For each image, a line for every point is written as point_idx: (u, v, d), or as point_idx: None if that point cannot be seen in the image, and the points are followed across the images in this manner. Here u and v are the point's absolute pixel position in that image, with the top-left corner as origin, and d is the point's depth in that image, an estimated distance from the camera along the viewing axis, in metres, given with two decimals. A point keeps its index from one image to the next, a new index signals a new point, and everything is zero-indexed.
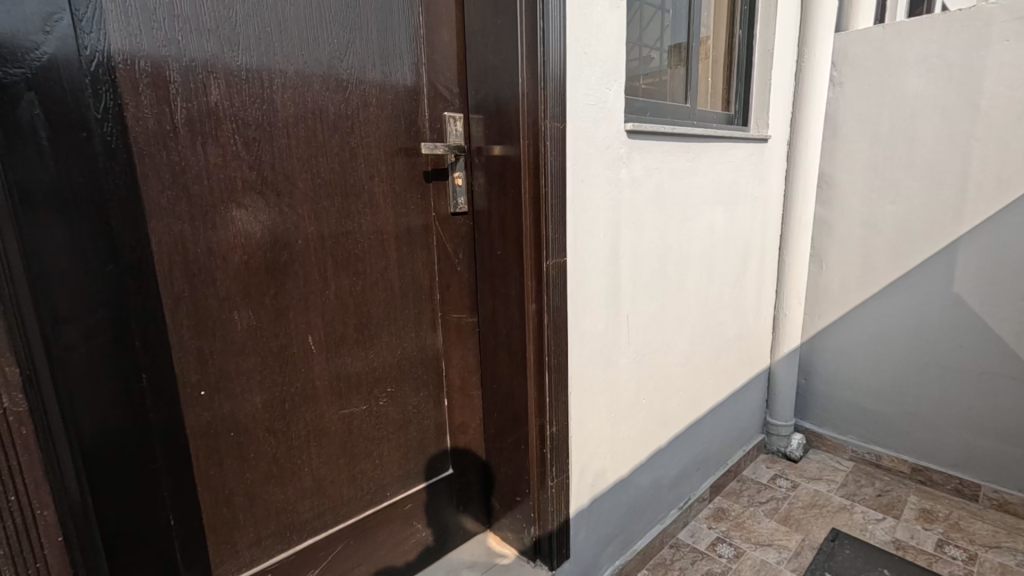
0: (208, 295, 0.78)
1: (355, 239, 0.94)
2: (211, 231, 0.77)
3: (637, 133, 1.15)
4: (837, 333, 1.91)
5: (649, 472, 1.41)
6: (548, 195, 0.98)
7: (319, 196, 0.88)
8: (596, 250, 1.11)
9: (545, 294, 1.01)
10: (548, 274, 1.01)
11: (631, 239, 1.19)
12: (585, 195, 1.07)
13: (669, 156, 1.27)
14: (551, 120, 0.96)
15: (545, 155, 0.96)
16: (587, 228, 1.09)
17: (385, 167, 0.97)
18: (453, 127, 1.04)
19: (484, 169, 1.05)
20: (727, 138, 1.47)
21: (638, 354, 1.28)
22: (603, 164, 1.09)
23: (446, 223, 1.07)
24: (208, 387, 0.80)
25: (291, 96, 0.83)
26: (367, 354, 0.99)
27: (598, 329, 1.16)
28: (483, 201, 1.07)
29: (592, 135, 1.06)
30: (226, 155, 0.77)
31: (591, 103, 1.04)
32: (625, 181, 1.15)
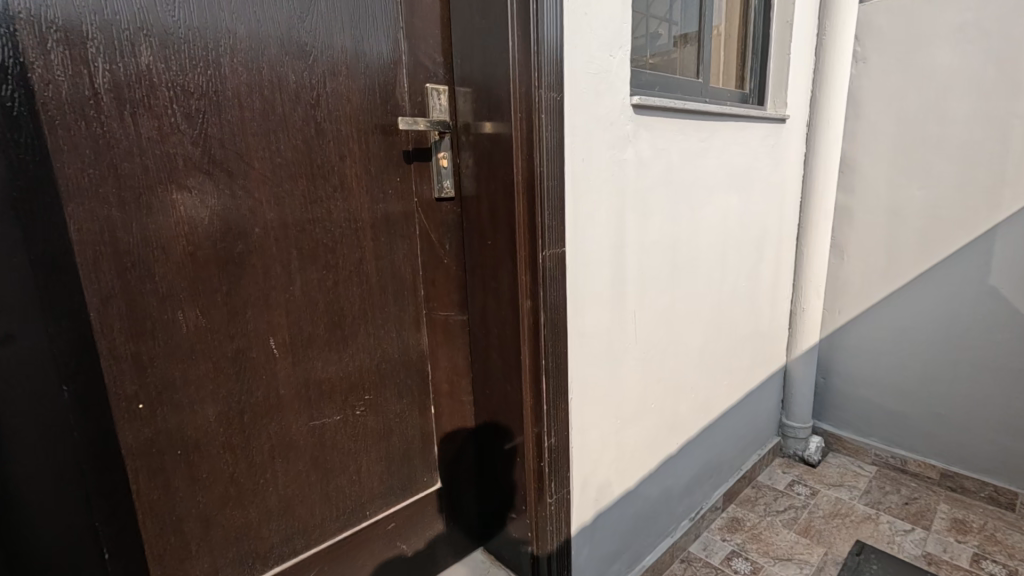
0: (145, 293, 0.67)
1: (324, 228, 0.83)
2: (147, 218, 0.66)
3: (644, 108, 1.03)
4: (858, 329, 1.77)
5: (659, 481, 1.30)
6: (545, 177, 0.86)
7: (279, 178, 0.77)
8: (599, 240, 0.99)
9: (543, 290, 0.90)
10: (545, 266, 0.89)
11: (638, 226, 1.07)
12: (588, 177, 0.94)
13: (679, 135, 1.14)
14: (546, 90, 0.84)
15: (540, 132, 0.85)
16: (590, 214, 0.96)
17: (357, 145, 0.85)
18: (436, 101, 0.92)
19: (472, 149, 0.93)
20: (742, 117, 1.34)
21: (646, 354, 1.17)
22: (607, 141, 0.96)
23: (430, 211, 0.96)
24: (148, 399, 0.69)
25: (241, 60, 0.71)
26: (341, 357, 0.88)
27: (601, 327, 1.04)
28: (471, 184, 0.95)
29: (595, 108, 0.93)
30: (163, 127, 0.66)
31: (593, 72, 0.91)
32: (631, 161, 1.02)
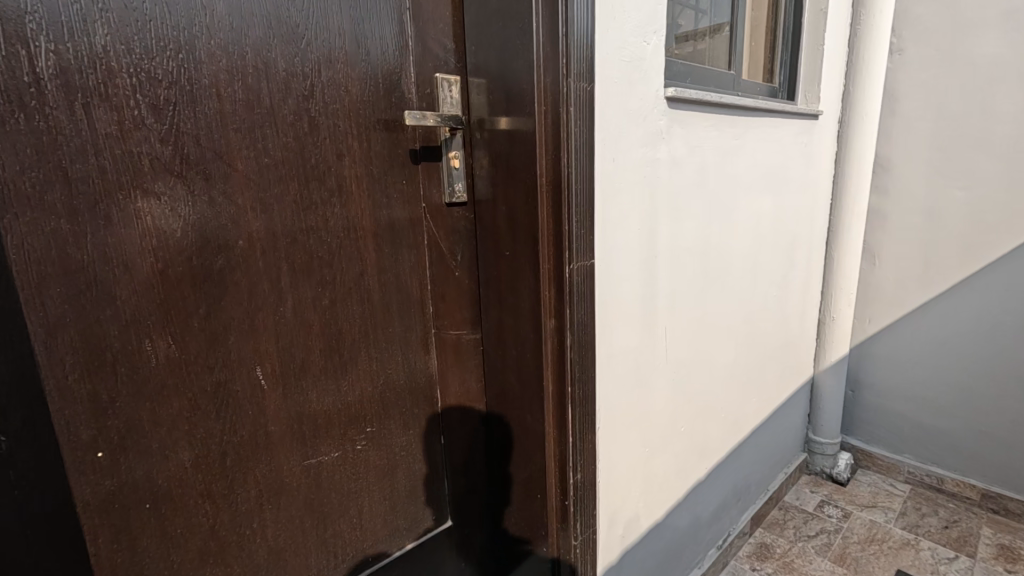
0: (103, 321, 0.56)
1: (319, 238, 0.72)
2: (105, 231, 0.55)
3: (678, 100, 0.92)
4: (891, 339, 1.66)
5: (687, 510, 1.19)
6: (573, 179, 0.75)
7: (266, 181, 0.66)
8: (630, 250, 0.88)
9: (569, 308, 0.79)
10: (572, 281, 0.78)
11: (670, 234, 0.96)
12: (618, 178, 0.83)
13: (714, 132, 1.03)
14: (575, 80, 0.73)
15: (568, 128, 0.74)
16: (621, 221, 0.85)
17: (357, 143, 0.74)
18: (446, 93, 0.81)
19: (487, 147, 0.81)
20: (777, 113, 1.23)
21: (676, 374, 1.06)
22: (639, 138, 0.85)
23: (440, 217, 0.84)
24: (108, 446, 0.58)
25: (220, 41, 0.60)
26: (339, 386, 0.77)
27: (631, 347, 0.93)
28: (485, 187, 0.83)
29: (627, 100, 0.82)
30: (124, 121, 0.55)
31: (626, 59, 0.80)
32: (664, 161, 0.91)
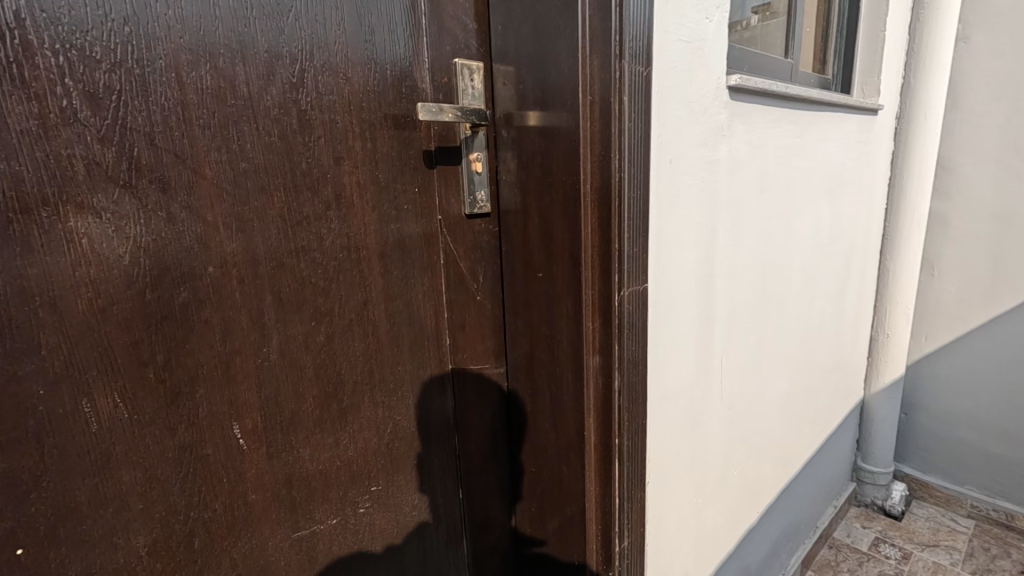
0: (23, 378, 0.42)
1: (313, 261, 0.58)
2: (23, 259, 0.41)
3: (740, 91, 0.77)
4: (952, 358, 1.50)
5: (737, 562, 1.04)
6: (625, 187, 0.61)
7: (245, 191, 0.52)
8: (685, 269, 0.73)
9: (617, 343, 0.65)
10: (621, 310, 0.64)
11: (728, 249, 0.81)
12: (675, 185, 0.68)
13: (776, 129, 0.89)
14: (628, 63, 0.59)
15: (620, 124, 0.59)
16: (676, 236, 0.70)
17: (358, 142, 0.60)
18: (467, 82, 0.66)
19: (517, 148, 0.67)
20: (838, 107, 1.08)
21: (730, 410, 0.91)
22: (698, 136, 0.71)
23: (459, 232, 0.70)
24: (34, 540, 0.44)
25: (178, 11, 0.46)
26: (338, 438, 0.63)
27: (684, 383, 0.78)
28: (513, 195, 0.69)
29: (687, 90, 0.67)
30: (48, 114, 0.41)
31: (686, 39, 0.66)
32: (724, 162, 0.76)
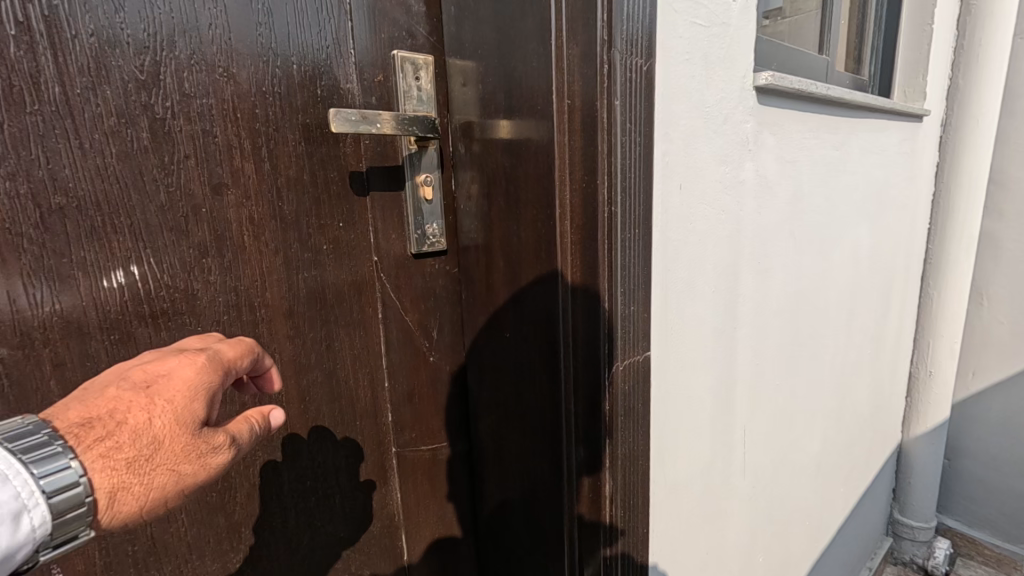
0: None
1: (182, 329, 0.42)
2: None
3: (770, 93, 0.60)
4: (1005, 398, 1.31)
5: None
6: (618, 225, 0.44)
7: (62, 238, 0.36)
8: (700, 324, 0.56)
9: (609, 435, 0.47)
10: (614, 392, 0.47)
11: (754, 293, 0.64)
12: (687, 219, 0.51)
13: (814, 140, 0.71)
14: (621, 53, 0.41)
15: (610, 139, 0.42)
16: (689, 284, 0.53)
17: (250, 164, 0.44)
18: (410, 81, 0.50)
19: (478, 168, 0.51)
20: (882, 113, 0.90)
21: (756, 487, 0.74)
22: (719, 151, 0.54)
23: (405, 278, 0.54)
24: None
25: None
26: (230, 563, 0.47)
27: (699, 467, 0.61)
28: (475, 229, 0.53)
29: (704, 91, 0.50)
30: None
31: (703, 22, 0.49)
32: (750, 184, 0.59)
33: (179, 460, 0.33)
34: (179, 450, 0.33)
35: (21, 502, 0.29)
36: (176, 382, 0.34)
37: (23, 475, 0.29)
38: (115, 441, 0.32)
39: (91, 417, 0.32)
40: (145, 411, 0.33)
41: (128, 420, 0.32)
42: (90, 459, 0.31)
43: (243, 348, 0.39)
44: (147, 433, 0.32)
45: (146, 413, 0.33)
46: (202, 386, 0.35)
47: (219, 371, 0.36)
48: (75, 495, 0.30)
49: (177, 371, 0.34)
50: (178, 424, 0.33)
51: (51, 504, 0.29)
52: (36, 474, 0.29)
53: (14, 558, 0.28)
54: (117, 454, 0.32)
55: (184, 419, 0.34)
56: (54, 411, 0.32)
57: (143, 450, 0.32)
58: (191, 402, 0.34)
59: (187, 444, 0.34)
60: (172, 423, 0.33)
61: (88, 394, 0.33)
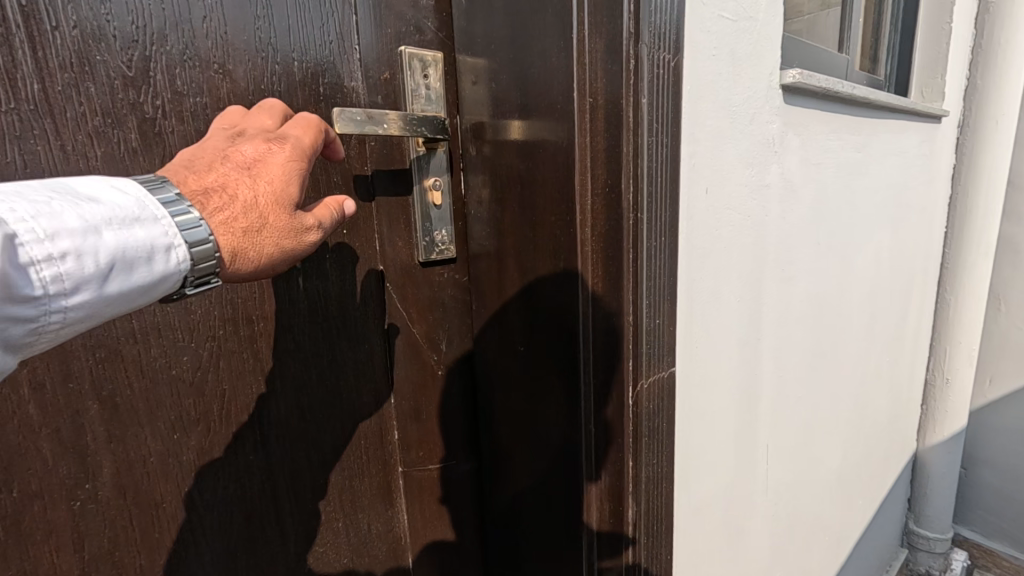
0: None
1: (174, 344, 0.39)
2: None
3: (796, 92, 0.57)
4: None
5: None
6: (643, 233, 0.41)
7: None
8: (724, 336, 0.53)
9: (632, 458, 0.44)
10: (639, 412, 0.43)
11: (778, 302, 0.61)
12: (712, 225, 0.48)
13: (838, 141, 0.68)
14: (648, 48, 0.38)
15: (638, 142, 0.39)
16: (713, 294, 0.50)
17: None
18: (418, 79, 0.46)
19: (489, 171, 0.48)
20: (902, 114, 0.87)
21: (778, 504, 0.70)
22: (744, 153, 0.51)
23: (412, 287, 0.51)
24: None
25: None
26: None
27: (721, 487, 0.57)
28: (486, 236, 0.50)
29: (730, 89, 0.47)
30: None
31: (729, 17, 0.46)
32: (775, 188, 0.56)
33: (282, 237, 0.33)
34: (279, 234, 0.32)
35: (167, 238, 0.28)
36: (274, 166, 0.32)
37: (166, 216, 0.28)
38: (225, 211, 0.31)
39: (204, 185, 0.31)
40: (251, 186, 0.32)
41: (238, 192, 0.31)
42: (208, 220, 0.30)
43: (316, 126, 0.36)
44: (254, 209, 0.31)
45: (251, 192, 0.32)
46: (300, 171, 0.34)
47: (306, 156, 0.34)
48: (207, 248, 0.29)
49: (272, 156, 0.33)
50: (279, 207, 0.32)
51: (191, 246, 0.29)
52: (180, 219, 0.29)
53: (167, 283, 0.29)
54: (232, 220, 0.31)
55: (283, 203, 0.32)
56: (171, 175, 0.31)
57: (250, 221, 0.31)
58: (289, 187, 0.33)
59: (285, 229, 0.33)
60: (277, 200, 0.32)
61: (192, 163, 0.32)
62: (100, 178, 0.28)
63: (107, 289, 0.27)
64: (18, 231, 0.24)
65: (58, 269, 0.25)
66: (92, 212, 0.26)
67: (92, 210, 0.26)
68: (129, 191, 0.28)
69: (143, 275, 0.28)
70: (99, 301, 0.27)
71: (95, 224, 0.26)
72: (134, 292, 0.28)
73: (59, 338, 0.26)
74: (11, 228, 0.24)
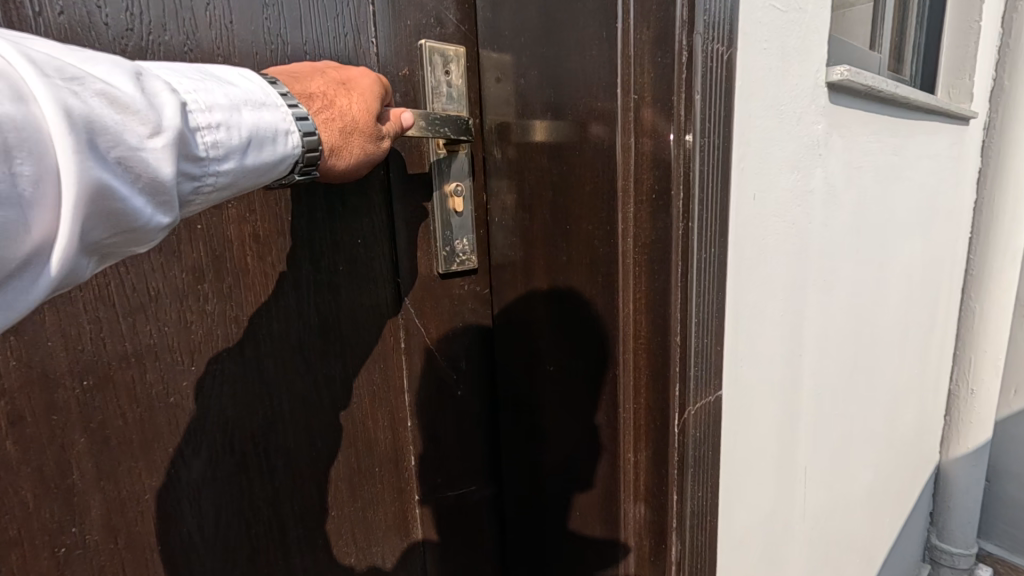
0: None
1: (171, 369, 0.36)
2: None
3: (840, 91, 0.53)
4: None
5: None
6: (694, 244, 0.36)
7: None
8: (768, 353, 0.49)
9: (677, 492, 0.40)
10: (687, 442, 0.39)
11: (819, 315, 0.57)
12: (759, 234, 0.44)
13: (877, 143, 0.64)
14: (703, 37, 0.34)
15: (691, 142, 0.35)
16: (759, 309, 0.46)
17: None
18: (438, 76, 0.43)
19: (514, 178, 0.44)
20: (934, 115, 0.84)
21: (815, 527, 0.66)
22: (791, 157, 0.47)
23: (432, 302, 0.46)
24: None
25: None
26: None
27: (762, 514, 0.53)
28: (511, 246, 0.46)
29: (779, 86, 0.43)
30: None
31: (780, 7, 0.42)
32: (819, 193, 0.52)
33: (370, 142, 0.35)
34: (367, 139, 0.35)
35: (288, 123, 0.30)
36: (363, 80, 0.35)
37: (285, 107, 0.30)
38: (327, 112, 0.33)
39: (306, 90, 0.33)
40: (346, 94, 0.34)
41: (336, 97, 0.34)
42: (313, 118, 0.33)
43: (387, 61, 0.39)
44: (349, 113, 0.34)
45: (345, 99, 0.34)
46: (383, 91, 0.36)
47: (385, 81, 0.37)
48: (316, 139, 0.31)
49: (360, 73, 0.35)
50: (369, 114, 0.34)
51: (304, 134, 0.31)
52: (296, 111, 0.31)
53: (287, 165, 0.31)
54: (331, 121, 0.33)
55: (371, 112, 0.35)
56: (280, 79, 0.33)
57: (346, 123, 0.34)
58: (376, 97, 0.35)
59: (372, 135, 0.35)
60: (369, 106, 0.34)
61: (297, 72, 0.34)
62: (231, 68, 0.30)
63: (248, 160, 0.29)
64: (184, 101, 0.26)
65: (214, 136, 0.27)
66: (234, 93, 0.28)
67: (234, 91, 0.28)
68: (254, 80, 0.30)
69: (273, 153, 0.30)
70: (243, 172, 0.29)
71: (238, 103, 0.28)
72: (266, 168, 0.30)
73: (208, 203, 0.29)
74: (179, 95, 0.26)
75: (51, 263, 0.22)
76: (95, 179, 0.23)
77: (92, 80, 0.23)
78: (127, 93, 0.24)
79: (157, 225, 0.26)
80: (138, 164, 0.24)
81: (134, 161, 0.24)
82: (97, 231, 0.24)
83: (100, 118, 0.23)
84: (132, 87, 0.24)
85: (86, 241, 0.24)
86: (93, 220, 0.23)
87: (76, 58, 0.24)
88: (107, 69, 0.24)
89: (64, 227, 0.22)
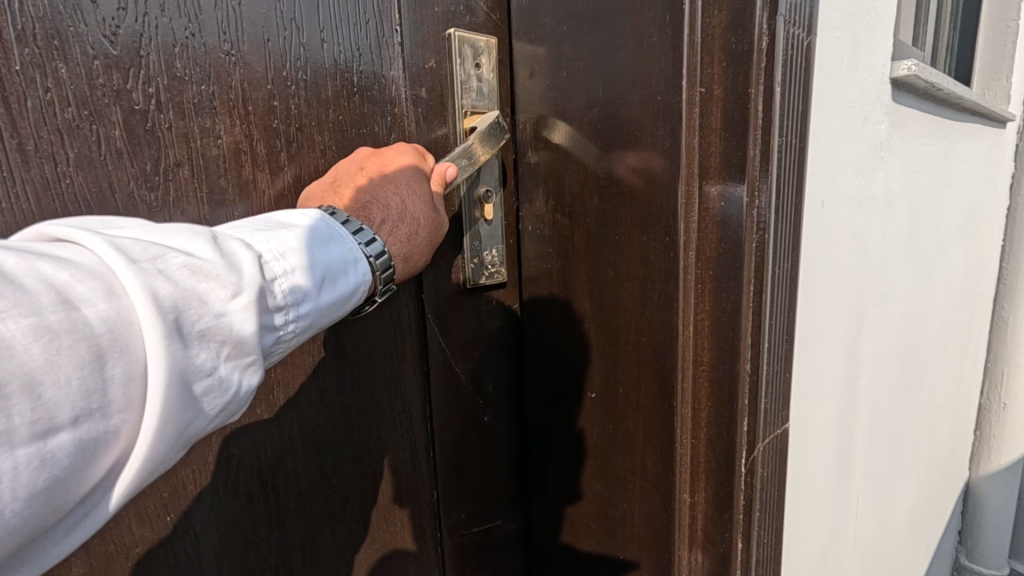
0: None
1: None
2: None
3: (901, 89, 0.49)
4: None
5: None
6: (768, 258, 0.32)
7: None
8: (828, 377, 0.44)
9: (741, 537, 0.35)
10: (750, 481, 0.35)
11: (875, 333, 0.53)
12: (825, 246, 0.40)
13: (930, 146, 0.60)
14: (785, 20, 0.29)
15: (768, 143, 0.30)
16: (822, 330, 0.41)
17: (263, 175, 0.33)
18: (468, 69, 0.38)
19: (552, 184, 0.39)
20: (977, 118, 0.79)
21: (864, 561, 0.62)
22: (856, 162, 0.42)
23: (458, 320, 0.41)
24: None
25: None
26: None
27: (817, 552, 0.49)
28: (546, 259, 0.41)
29: (849, 81, 0.39)
30: None
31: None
32: (880, 200, 0.48)
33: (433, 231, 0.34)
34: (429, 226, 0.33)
35: (352, 253, 0.28)
36: (402, 164, 0.33)
37: (346, 237, 0.29)
38: (386, 219, 0.32)
39: (358, 204, 0.32)
40: (394, 189, 0.33)
41: (386, 199, 0.32)
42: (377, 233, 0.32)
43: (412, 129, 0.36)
44: (406, 210, 0.33)
45: (396, 194, 0.33)
46: (423, 167, 0.34)
47: (419, 152, 0.35)
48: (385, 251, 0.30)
49: (397, 159, 0.34)
50: (421, 200, 0.33)
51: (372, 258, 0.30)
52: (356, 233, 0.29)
53: (356, 296, 0.29)
54: (392, 227, 0.32)
55: (422, 197, 0.33)
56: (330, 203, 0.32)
57: (407, 221, 0.33)
58: (422, 180, 0.33)
59: (432, 221, 0.34)
60: (418, 193, 0.33)
61: (335, 190, 0.33)
62: (291, 211, 0.29)
63: (323, 298, 0.26)
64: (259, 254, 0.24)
65: (291, 281, 0.25)
66: (301, 235, 0.27)
67: (301, 233, 0.27)
68: (315, 217, 0.29)
69: (344, 286, 0.27)
70: (319, 313, 0.26)
71: (306, 244, 0.26)
72: (338, 303, 0.27)
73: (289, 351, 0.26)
74: (255, 249, 0.24)
75: (139, 462, 0.19)
76: (183, 361, 0.20)
77: (175, 254, 0.21)
78: (207, 260, 0.22)
79: (248, 394, 0.23)
80: (222, 332, 0.21)
81: (220, 328, 0.21)
82: (191, 415, 0.21)
83: (184, 292, 0.20)
84: (210, 251, 0.22)
85: (179, 433, 0.20)
86: (186, 406, 0.20)
87: (151, 235, 0.22)
88: (186, 239, 0.22)
89: (159, 421, 0.19)
